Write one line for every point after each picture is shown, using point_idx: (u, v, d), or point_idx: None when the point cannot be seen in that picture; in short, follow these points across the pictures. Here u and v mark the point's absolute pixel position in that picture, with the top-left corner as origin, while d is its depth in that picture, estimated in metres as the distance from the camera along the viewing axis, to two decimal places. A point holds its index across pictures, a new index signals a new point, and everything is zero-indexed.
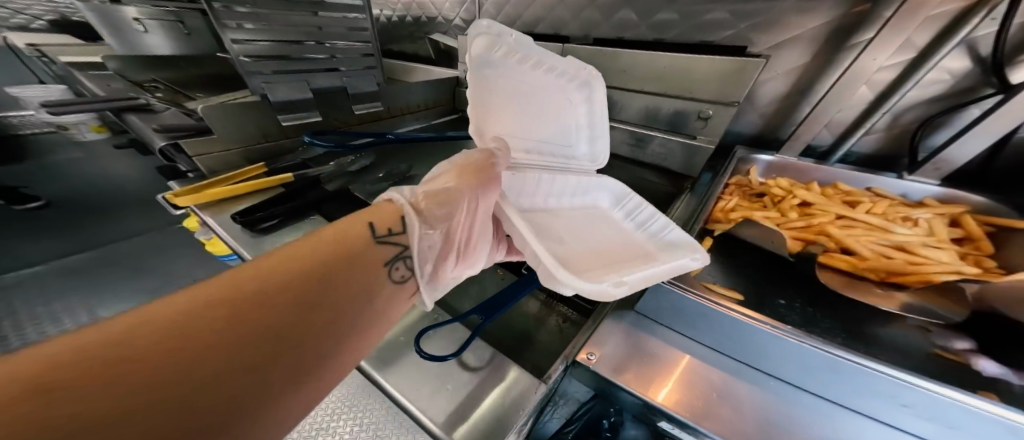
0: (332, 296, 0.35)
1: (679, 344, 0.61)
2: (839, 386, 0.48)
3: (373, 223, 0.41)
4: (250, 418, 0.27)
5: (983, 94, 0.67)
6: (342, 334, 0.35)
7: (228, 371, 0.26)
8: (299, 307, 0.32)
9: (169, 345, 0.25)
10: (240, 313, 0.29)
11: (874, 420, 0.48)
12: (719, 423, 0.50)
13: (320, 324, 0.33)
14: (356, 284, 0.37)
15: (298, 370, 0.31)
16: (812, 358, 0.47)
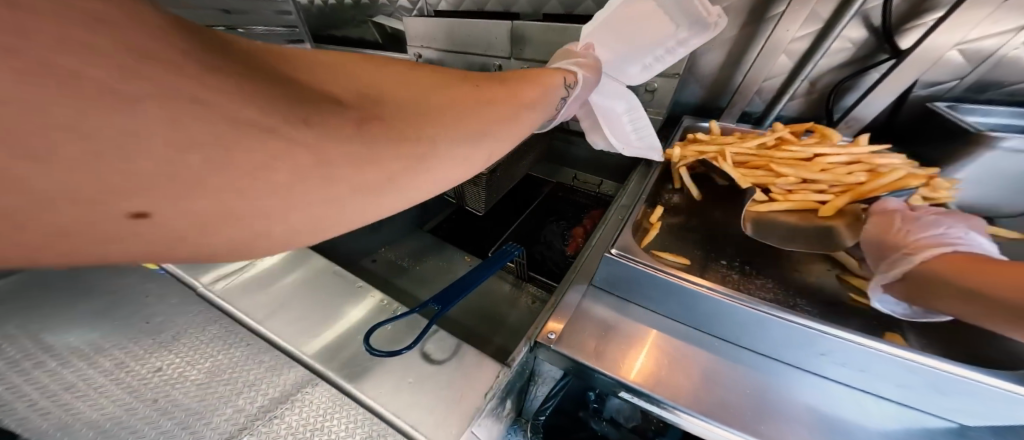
0: (458, 86, 0.35)
1: (644, 318, 0.57)
2: (793, 346, 0.46)
3: (538, 71, 0.51)
4: (408, 149, 0.26)
5: (879, 58, 0.75)
6: (474, 111, 0.33)
7: (380, 102, 0.27)
8: (433, 84, 0.33)
9: (447, 91, 0.33)
10: (483, 93, 0.37)
11: (808, 374, 0.48)
12: (682, 395, 0.46)
13: (454, 99, 0.33)
14: (475, 85, 0.37)
15: (439, 126, 0.29)
16: (747, 316, 0.48)
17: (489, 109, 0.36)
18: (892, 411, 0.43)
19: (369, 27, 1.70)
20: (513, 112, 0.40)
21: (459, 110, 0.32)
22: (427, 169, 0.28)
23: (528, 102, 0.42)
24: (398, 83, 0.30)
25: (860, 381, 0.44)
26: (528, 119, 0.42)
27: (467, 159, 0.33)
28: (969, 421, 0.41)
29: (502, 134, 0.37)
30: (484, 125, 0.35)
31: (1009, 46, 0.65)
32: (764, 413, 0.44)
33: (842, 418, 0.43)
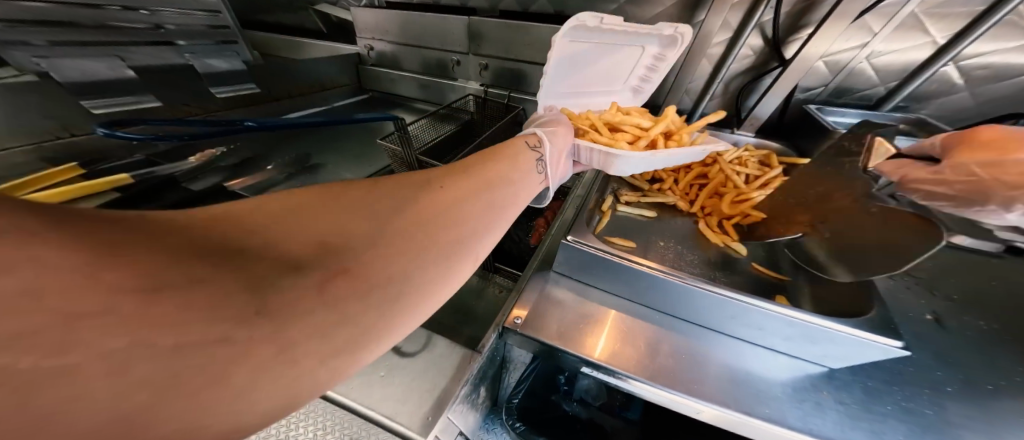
0: (429, 192, 0.34)
1: (596, 300, 0.63)
2: (712, 314, 0.53)
3: (503, 144, 0.53)
4: (370, 296, 0.25)
5: (771, 66, 0.91)
6: (446, 219, 0.34)
7: (345, 241, 0.26)
8: (399, 200, 0.32)
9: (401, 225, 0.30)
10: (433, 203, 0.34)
11: (723, 336, 0.55)
12: (624, 365, 0.53)
13: (427, 212, 0.32)
14: (448, 185, 0.37)
15: (404, 255, 0.28)
16: (672, 288, 0.55)
17: (461, 212, 0.35)
18: (788, 364, 0.51)
19: (310, 14, 1.59)
20: (488, 195, 0.40)
21: (423, 231, 0.31)
22: (404, 306, 0.27)
23: (496, 180, 0.44)
24: (360, 213, 0.29)
25: (760, 340, 0.52)
26: (506, 192, 0.43)
27: (450, 272, 0.32)
28: (836, 365, 0.49)
29: (481, 230, 0.37)
30: (460, 222, 0.35)
31: (858, 59, 0.83)
32: (688, 371, 0.51)
33: (743, 370, 0.51)
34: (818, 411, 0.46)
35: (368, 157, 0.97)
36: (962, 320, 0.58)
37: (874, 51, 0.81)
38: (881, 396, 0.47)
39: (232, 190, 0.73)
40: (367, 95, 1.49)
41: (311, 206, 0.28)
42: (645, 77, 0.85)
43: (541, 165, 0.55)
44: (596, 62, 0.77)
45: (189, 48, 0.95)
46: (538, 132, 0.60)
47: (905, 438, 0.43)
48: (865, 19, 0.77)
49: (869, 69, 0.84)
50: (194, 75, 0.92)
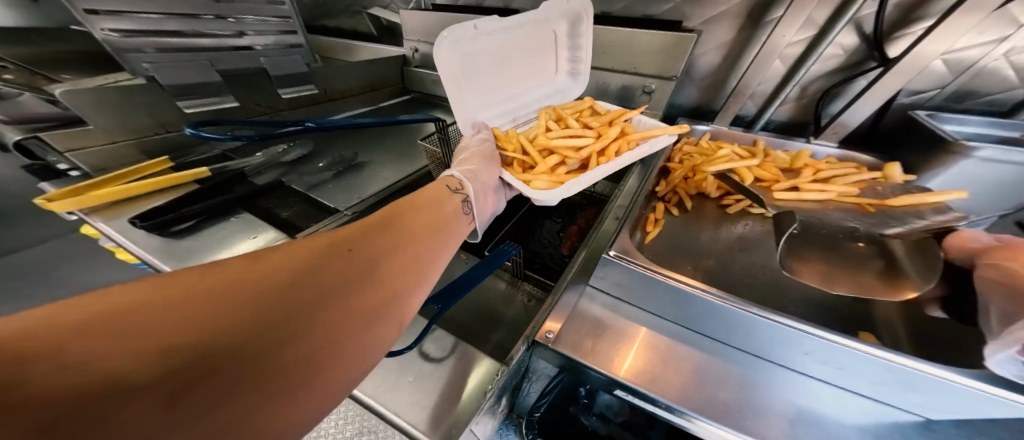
0: (337, 256, 0.32)
1: (636, 318, 0.59)
2: (777, 346, 0.47)
3: (421, 189, 0.51)
4: (249, 395, 0.22)
5: (869, 66, 0.79)
6: (355, 286, 0.31)
7: (210, 334, 0.22)
8: (297, 269, 0.29)
9: (307, 296, 0.28)
10: (350, 263, 0.33)
11: (787, 370, 0.49)
12: (670, 391, 0.48)
13: (331, 283, 0.30)
14: (361, 244, 0.35)
15: (302, 335, 0.26)
16: (728, 314, 0.48)
17: (375, 275, 0.34)
18: (870, 409, 0.44)
19: (363, 18, 1.68)
20: (410, 252, 0.39)
21: (329, 304, 0.29)
22: (301, 395, 0.24)
23: (427, 225, 0.43)
24: (242, 295, 0.25)
25: (836, 379, 0.45)
26: (433, 246, 0.42)
27: (364, 345, 0.30)
28: (938, 416, 0.41)
29: (402, 290, 0.35)
30: (375, 288, 0.33)
31: (989, 58, 0.69)
32: (745, 407, 0.46)
33: (815, 412, 0.44)
34: None
35: (408, 157, 1.00)
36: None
37: (1015, 47, 0.67)
38: None
39: (288, 186, 0.79)
40: (410, 96, 1.54)
41: (162, 292, 0.23)
42: (575, 59, 0.84)
43: (468, 206, 0.54)
44: (495, 66, 0.71)
45: (265, 52, 1.02)
46: (457, 172, 0.57)
47: None
48: (1007, 8, 0.64)
49: (1006, 68, 0.70)
50: (264, 78, 1.00)
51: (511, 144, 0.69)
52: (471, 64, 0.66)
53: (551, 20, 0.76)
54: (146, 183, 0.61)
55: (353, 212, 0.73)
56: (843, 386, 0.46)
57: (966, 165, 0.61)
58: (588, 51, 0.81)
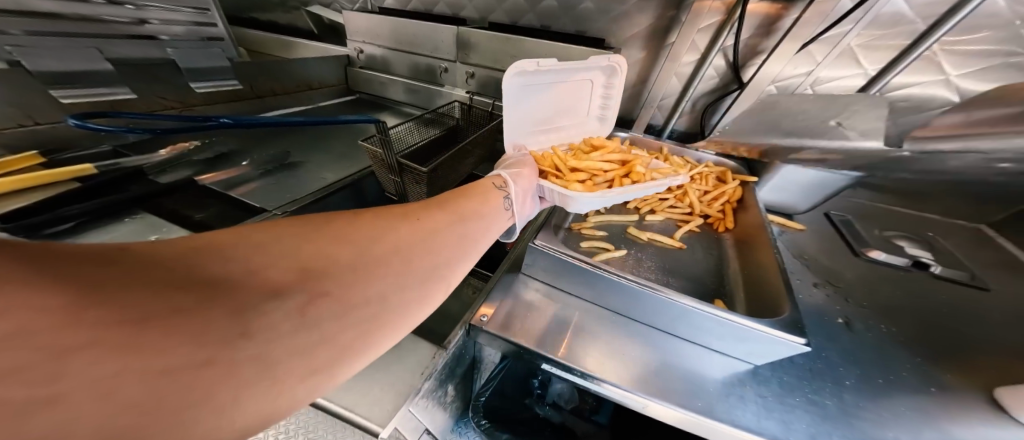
0: (405, 222, 0.39)
1: (556, 303, 0.65)
2: (658, 314, 0.57)
3: (472, 183, 0.58)
4: (349, 317, 0.28)
5: (731, 88, 0.98)
6: (421, 249, 0.38)
7: (325, 267, 0.29)
8: (382, 230, 0.37)
9: (376, 256, 0.34)
10: (410, 235, 0.38)
11: (668, 335, 0.59)
12: (576, 359, 0.55)
13: (405, 243, 0.37)
14: (424, 216, 0.43)
15: (384, 280, 0.33)
16: (624, 289, 0.57)
17: (435, 242, 0.41)
18: (723, 362, 0.55)
19: (301, 14, 1.61)
20: (461, 227, 0.46)
21: (401, 259, 0.36)
22: (381, 326, 0.31)
23: (472, 213, 0.50)
24: (342, 244, 0.33)
25: (697, 339, 0.56)
26: (476, 226, 0.49)
27: (424, 297, 0.36)
28: (760, 361, 0.53)
29: (454, 258, 0.42)
30: (430, 255, 0.39)
31: (803, 86, 0.90)
32: (631, 367, 0.54)
33: (681, 366, 0.54)
34: (743, 408, 0.48)
35: (348, 157, 0.99)
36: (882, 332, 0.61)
37: (818, 78, 0.89)
38: (793, 388, 0.51)
39: (203, 185, 0.73)
40: (353, 97, 1.50)
41: (295, 234, 0.31)
42: (603, 105, 0.90)
43: (508, 203, 0.59)
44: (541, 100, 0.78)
45: (172, 43, 0.97)
46: (503, 172, 0.62)
47: (809, 427, 0.46)
48: (809, 49, 0.86)
49: (813, 96, 0.91)
50: (174, 69, 0.92)
51: (547, 162, 0.74)
52: (527, 95, 0.74)
53: (591, 71, 0.83)
54: (28, 177, 0.55)
55: (283, 212, 0.71)
56: (706, 346, 0.56)
57: (786, 170, 0.80)
58: (618, 100, 0.88)
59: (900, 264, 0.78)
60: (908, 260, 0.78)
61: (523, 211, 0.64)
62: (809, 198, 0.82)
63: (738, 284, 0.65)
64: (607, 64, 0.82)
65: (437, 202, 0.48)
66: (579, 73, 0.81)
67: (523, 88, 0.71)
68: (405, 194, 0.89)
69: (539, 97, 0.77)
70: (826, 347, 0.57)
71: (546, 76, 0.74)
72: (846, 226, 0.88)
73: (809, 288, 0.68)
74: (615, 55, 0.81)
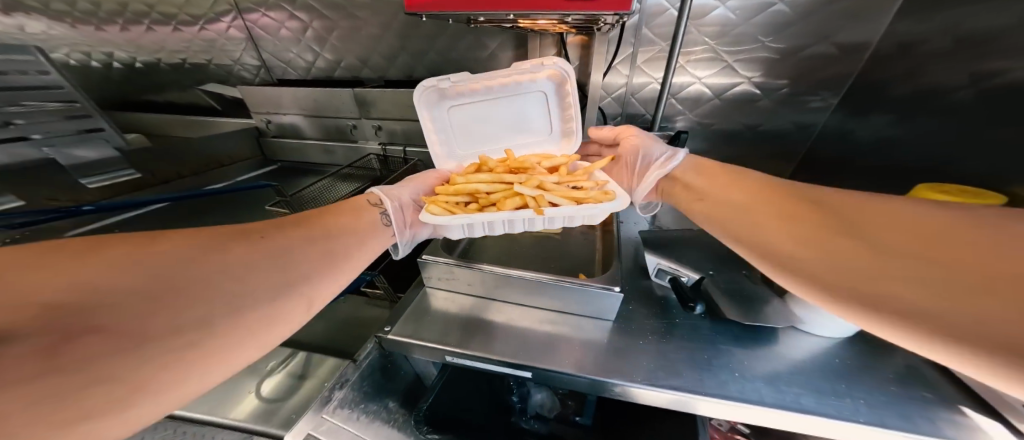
0: (240, 246, 0.47)
1: (463, 304, 0.77)
2: (543, 298, 0.72)
3: (341, 204, 0.66)
4: (151, 339, 0.33)
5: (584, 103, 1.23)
6: (253, 268, 0.45)
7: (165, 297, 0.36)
8: (200, 256, 0.42)
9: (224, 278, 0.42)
10: (262, 257, 0.47)
11: (548, 311, 0.74)
12: (474, 347, 0.67)
13: (233, 269, 0.43)
14: (265, 236, 0.50)
15: (202, 306, 0.38)
16: (500, 280, 0.72)
17: (275, 261, 0.48)
18: (591, 323, 0.71)
19: (191, 93, 1.61)
20: (316, 245, 0.54)
21: (231, 283, 0.42)
22: (194, 344, 0.35)
23: (341, 228, 0.59)
24: (188, 273, 0.40)
25: (572, 309, 0.72)
26: (347, 241, 0.58)
27: (256, 313, 0.42)
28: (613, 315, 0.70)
29: (305, 274, 0.50)
30: (293, 268, 0.49)
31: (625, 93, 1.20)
32: (519, 342, 0.68)
33: (558, 333, 0.69)
34: (602, 356, 0.64)
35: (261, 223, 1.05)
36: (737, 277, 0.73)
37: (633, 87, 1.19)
38: (638, 334, 0.68)
39: None
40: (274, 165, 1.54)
41: (78, 279, 0.33)
42: (566, 120, 0.93)
43: (384, 218, 0.67)
44: (477, 114, 0.91)
45: (47, 141, 0.93)
46: (378, 190, 0.72)
47: (653, 360, 0.63)
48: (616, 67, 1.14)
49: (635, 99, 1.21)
50: (58, 169, 0.93)
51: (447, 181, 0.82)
52: (456, 111, 0.89)
53: (536, 81, 0.88)
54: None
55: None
56: (576, 312, 0.73)
57: None
58: (576, 107, 0.89)
59: None
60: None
61: (406, 228, 0.71)
62: None
63: (597, 261, 0.89)
64: (548, 70, 0.85)
65: (295, 222, 0.57)
66: (519, 87, 0.88)
67: (449, 103, 0.88)
68: None
69: (472, 113, 0.90)
70: (664, 296, 0.78)
71: (475, 98, 0.88)
72: None
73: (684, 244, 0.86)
74: (552, 58, 0.83)
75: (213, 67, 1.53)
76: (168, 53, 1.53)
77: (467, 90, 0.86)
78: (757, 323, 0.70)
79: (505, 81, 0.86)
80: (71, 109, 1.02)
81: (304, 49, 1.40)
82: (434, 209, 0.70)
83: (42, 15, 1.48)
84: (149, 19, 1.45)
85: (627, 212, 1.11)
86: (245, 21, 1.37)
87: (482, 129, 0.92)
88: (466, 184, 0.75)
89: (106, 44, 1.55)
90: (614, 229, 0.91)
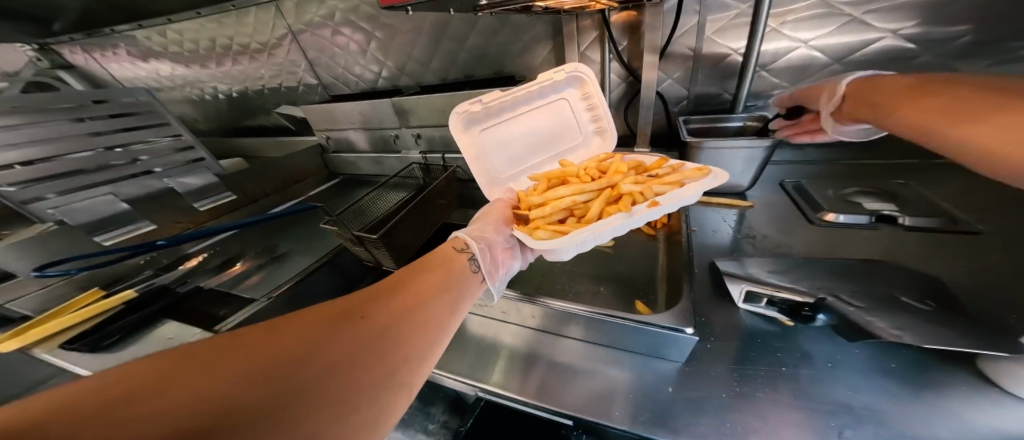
0: (352, 324, 0.41)
1: (504, 332, 0.73)
2: (593, 332, 0.63)
3: (432, 254, 0.61)
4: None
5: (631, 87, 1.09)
6: (366, 356, 0.39)
7: (254, 404, 0.29)
8: (317, 342, 0.37)
9: (319, 371, 0.35)
10: (359, 337, 0.40)
11: (594, 346, 0.65)
12: (510, 387, 0.61)
13: (346, 358, 0.37)
14: (372, 310, 0.44)
15: (294, 419, 0.31)
16: (540, 311, 0.65)
17: (385, 342, 0.41)
18: (646, 364, 0.60)
19: (271, 115, 1.85)
20: (418, 315, 0.47)
21: (343, 380, 0.36)
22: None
23: (435, 289, 0.52)
24: (284, 366, 0.33)
25: (622, 346, 0.62)
26: (442, 304, 0.50)
27: (369, 417, 0.36)
28: (679, 357, 0.56)
29: (411, 355, 0.42)
30: (391, 352, 0.41)
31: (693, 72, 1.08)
32: (559, 383, 0.60)
33: (605, 374, 0.60)
34: (670, 411, 0.51)
35: (324, 240, 1.17)
36: (904, 314, 0.45)
37: (702, 67, 1.07)
38: (718, 383, 0.53)
39: (209, 289, 0.96)
40: (336, 178, 1.69)
41: (177, 384, 0.29)
42: (595, 118, 0.93)
43: (474, 265, 0.61)
44: (513, 132, 0.88)
45: (164, 173, 1.14)
46: (462, 234, 0.67)
47: (730, 423, 0.47)
48: (678, 44, 1.04)
49: (704, 79, 1.08)
50: (174, 195, 1.14)
51: (522, 204, 0.78)
52: (493, 134, 0.86)
53: (560, 91, 0.91)
54: (83, 313, 0.80)
55: (267, 298, 0.92)
56: (630, 350, 0.62)
57: (705, 152, 0.83)
58: (606, 106, 0.89)
59: (865, 222, 0.71)
60: (871, 215, 0.70)
61: (496, 269, 0.66)
62: (744, 174, 0.86)
63: (660, 281, 0.76)
64: (569, 76, 0.88)
65: (389, 284, 0.51)
66: (545, 97, 0.90)
67: (484, 129, 0.85)
68: (380, 262, 1.06)
69: (508, 132, 0.88)
70: (766, 337, 0.57)
71: (514, 109, 0.86)
72: (799, 193, 0.85)
73: (796, 267, 0.59)
74: (572, 64, 0.86)
75: (285, 90, 1.72)
76: (247, 83, 1.77)
77: (506, 101, 0.84)
78: (918, 384, 0.47)
79: (539, 86, 0.86)
80: (178, 143, 1.21)
81: (350, 63, 1.53)
82: (545, 233, 0.66)
83: (157, 60, 1.81)
84: (226, 54, 1.67)
85: (699, 217, 0.87)
86: (297, 43, 1.52)
87: (521, 148, 0.90)
88: (556, 201, 0.72)
89: (204, 81, 1.85)
90: (685, 241, 0.74)
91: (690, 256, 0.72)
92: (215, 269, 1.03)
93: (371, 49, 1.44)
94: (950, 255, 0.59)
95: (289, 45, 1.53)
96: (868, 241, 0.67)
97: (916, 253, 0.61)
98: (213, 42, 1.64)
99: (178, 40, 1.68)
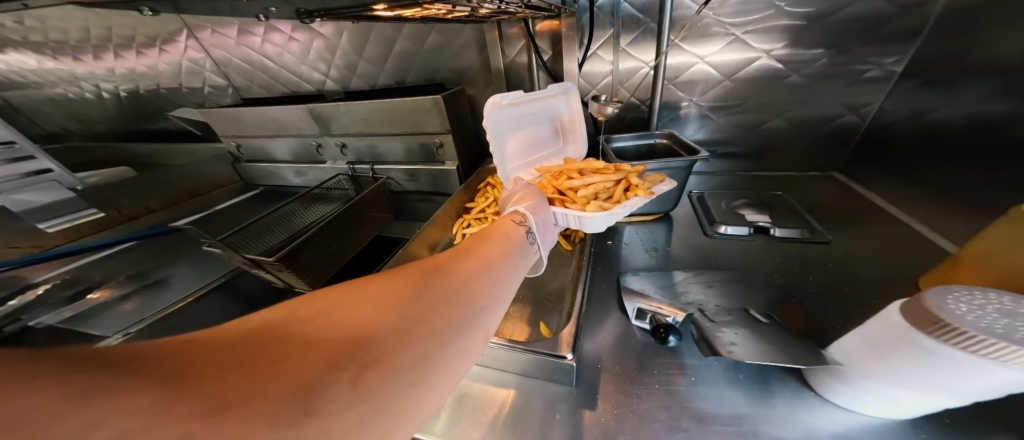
0: (439, 273, 0.36)
1: None
2: (486, 358, 0.58)
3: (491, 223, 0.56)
4: (403, 384, 0.25)
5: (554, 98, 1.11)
6: (462, 298, 0.34)
7: (373, 333, 0.26)
8: (414, 284, 0.32)
9: (423, 309, 0.30)
10: (447, 281, 0.35)
11: (488, 369, 0.60)
12: None
13: (446, 298, 0.33)
14: (453, 265, 0.39)
15: (409, 346, 0.27)
16: None
17: (474, 288, 0.37)
18: (541, 388, 0.56)
19: (173, 119, 1.62)
20: (494, 270, 0.41)
21: (444, 314, 0.31)
22: (428, 393, 0.27)
23: (503, 248, 0.47)
24: (390, 301, 0.29)
25: (516, 371, 0.57)
26: (508, 264, 0.45)
27: (469, 349, 0.32)
28: (566, 380, 0.54)
29: (493, 304, 0.38)
30: (477, 296, 0.36)
31: (613, 85, 1.12)
32: (443, 417, 0.53)
33: (489, 398, 0.55)
34: (542, 436, 0.48)
35: (218, 265, 1.03)
36: (746, 330, 0.46)
37: (621, 80, 1.11)
38: (601, 406, 0.51)
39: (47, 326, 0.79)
40: (255, 189, 1.50)
41: (295, 321, 0.25)
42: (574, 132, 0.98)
43: (531, 237, 0.56)
44: (520, 131, 0.84)
45: None
46: (520, 208, 0.61)
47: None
48: (598, 54, 1.08)
49: (624, 92, 1.13)
50: (9, 216, 0.97)
51: (548, 188, 0.74)
52: (505, 128, 0.80)
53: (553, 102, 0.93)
54: None
55: (123, 334, 0.78)
56: (526, 374, 0.57)
57: None
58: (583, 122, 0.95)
59: (744, 233, 0.75)
60: (750, 227, 0.75)
61: (545, 240, 0.62)
62: (664, 197, 0.84)
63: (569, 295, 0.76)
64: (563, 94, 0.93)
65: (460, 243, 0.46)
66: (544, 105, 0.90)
67: (501, 122, 0.79)
68: (291, 285, 0.93)
69: (515, 130, 0.83)
70: (652, 348, 0.58)
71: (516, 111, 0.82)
72: (702, 203, 0.90)
73: (681, 284, 0.61)
74: (567, 84, 0.92)
75: (187, 91, 1.53)
76: (139, 81, 1.54)
77: (510, 102, 0.80)
78: (768, 388, 0.49)
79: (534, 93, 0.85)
80: (8, 151, 1.03)
81: (267, 62, 1.40)
82: (597, 206, 0.66)
83: (16, 51, 1.53)
84: (110, 47, 1.45)
85: (620, 232, 0.88)
86: (199, 41, 1.38)
87: (523, 149, 0.86)
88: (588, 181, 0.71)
89: (85, 78, 1.59)
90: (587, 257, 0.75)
91: (590, 271, 0.73)
92: (64, 299, 0.86)
93: (289, 49, 1.35)
94: (815, 261, 0.64)
95: (192, 42, 1.39)
96: (749, 251, 0.70)
97: (785, 260, 0.66)
98: (90, 34, 1.42)
99: (41, 30, 1.44)
